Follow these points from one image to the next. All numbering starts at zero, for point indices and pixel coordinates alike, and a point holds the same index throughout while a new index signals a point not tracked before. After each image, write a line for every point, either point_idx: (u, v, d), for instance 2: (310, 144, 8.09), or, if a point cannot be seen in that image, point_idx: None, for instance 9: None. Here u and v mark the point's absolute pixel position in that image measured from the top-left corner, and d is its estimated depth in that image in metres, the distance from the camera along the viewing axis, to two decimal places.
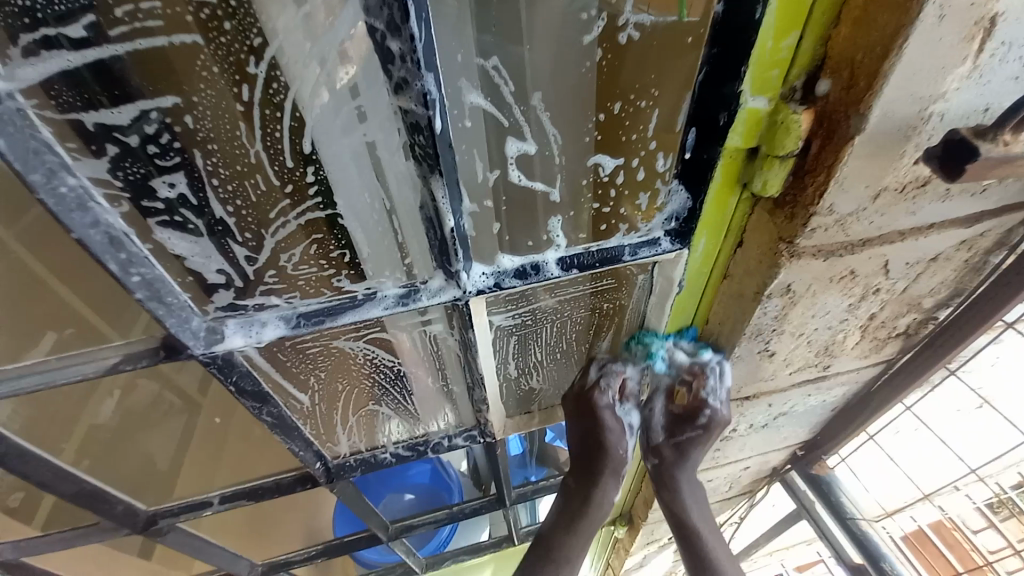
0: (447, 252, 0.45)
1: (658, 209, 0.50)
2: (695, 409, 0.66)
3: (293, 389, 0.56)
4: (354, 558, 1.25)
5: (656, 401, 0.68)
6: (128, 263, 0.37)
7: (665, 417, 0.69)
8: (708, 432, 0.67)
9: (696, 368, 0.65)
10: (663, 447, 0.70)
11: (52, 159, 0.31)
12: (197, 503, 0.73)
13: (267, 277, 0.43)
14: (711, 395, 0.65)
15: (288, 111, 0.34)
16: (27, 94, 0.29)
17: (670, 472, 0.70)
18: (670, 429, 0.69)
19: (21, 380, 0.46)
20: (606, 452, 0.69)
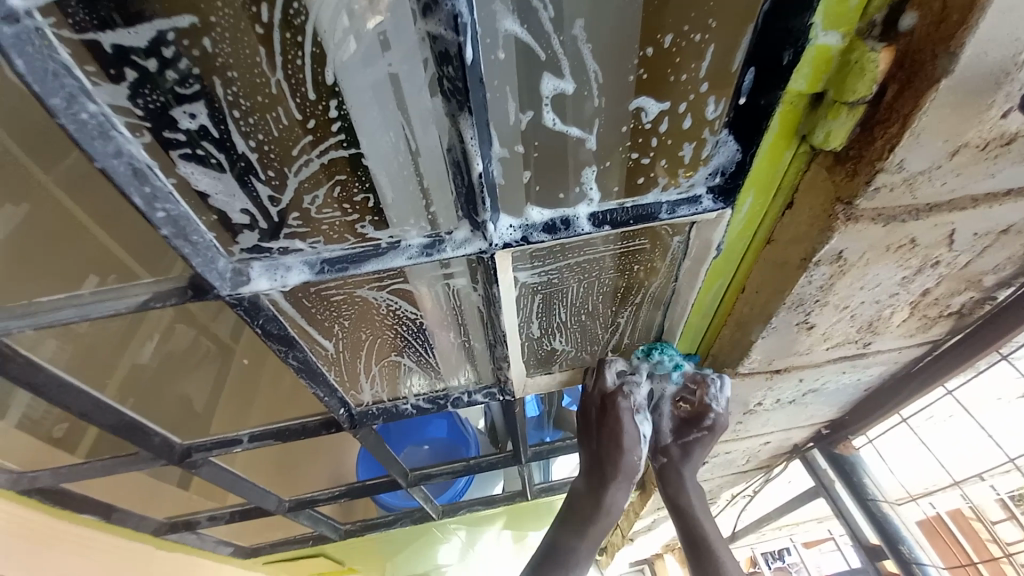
0: (473, 201, 0.42)
1: (703, 162, 0.46)
2: (700, 414, 0.74)
3: (318, 335, 0.57)
4: (376, 501, 1.32)
5: (663, 405, 0.77)
6: (154, 197, 0.36)
7: (671, 419, 0.77)
8: (712, 434, 0.75)
9: (700, 379, 0.72)
10: (670, 447, 0.79)
11: (72, 83, 0.29)
12: (228, 440, 0.75)
13: (291, 219, 0.42)
14: (713, 403, 0.72)
15: (309, 36, 0.32)
16: (45, 13, 0.26)
17: (675, 472, 0.78)
18: (676, 432, 0.78)
19: (57, 313, 0.47)
20: (619, 458, 0.75)
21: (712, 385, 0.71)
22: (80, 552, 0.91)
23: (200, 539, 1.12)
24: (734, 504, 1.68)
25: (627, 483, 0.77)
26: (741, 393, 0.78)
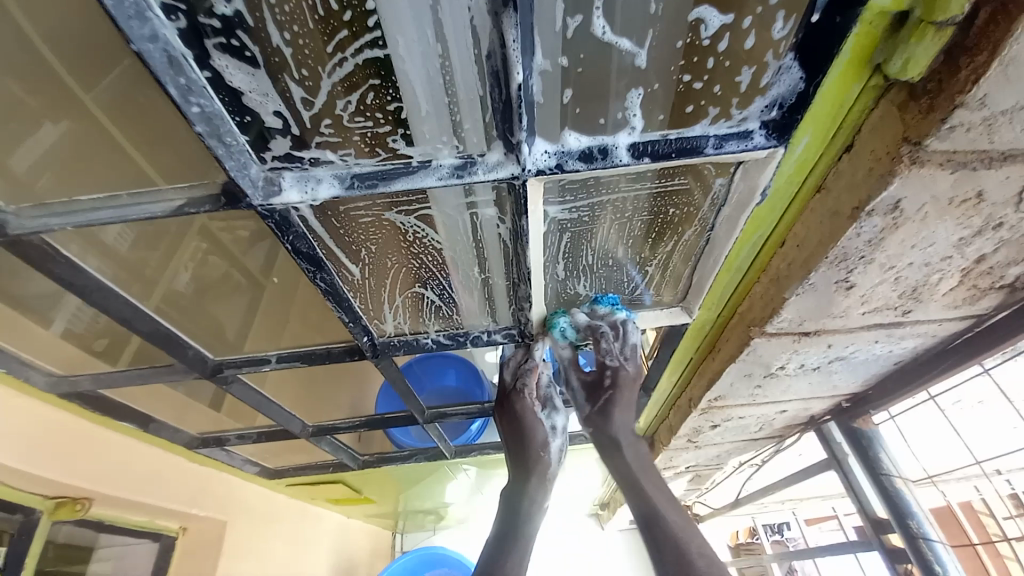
0: (510, 118, 0.40)
1: (761, 92, 0.43)
2: (601, 374, 0.76)
3: (344, 258, 0.58)
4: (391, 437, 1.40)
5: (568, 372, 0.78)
6: (188, 91, 0.36)
7: (582, 386, 0.78)
8: (619, 390, 0.75)
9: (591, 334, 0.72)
10: (591, 413, 0.77)
11: None
12: (257, 359, 0.78)
13: (324, 126, 0.42)
14: (609, 353, 0.73)
15: None
16: None
17: (605, 431, 0.76)
18: (589, 396, 0.77)
19: (96, 212, 0.47)
20: (530, 444, 0.79)
21: (607, 334, 0.72)
22: (121, 456, 0.98)
23: (229, 456, 1.20)
24: (740, 473, 1.70)
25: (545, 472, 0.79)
26: (766, 354, 0.76)
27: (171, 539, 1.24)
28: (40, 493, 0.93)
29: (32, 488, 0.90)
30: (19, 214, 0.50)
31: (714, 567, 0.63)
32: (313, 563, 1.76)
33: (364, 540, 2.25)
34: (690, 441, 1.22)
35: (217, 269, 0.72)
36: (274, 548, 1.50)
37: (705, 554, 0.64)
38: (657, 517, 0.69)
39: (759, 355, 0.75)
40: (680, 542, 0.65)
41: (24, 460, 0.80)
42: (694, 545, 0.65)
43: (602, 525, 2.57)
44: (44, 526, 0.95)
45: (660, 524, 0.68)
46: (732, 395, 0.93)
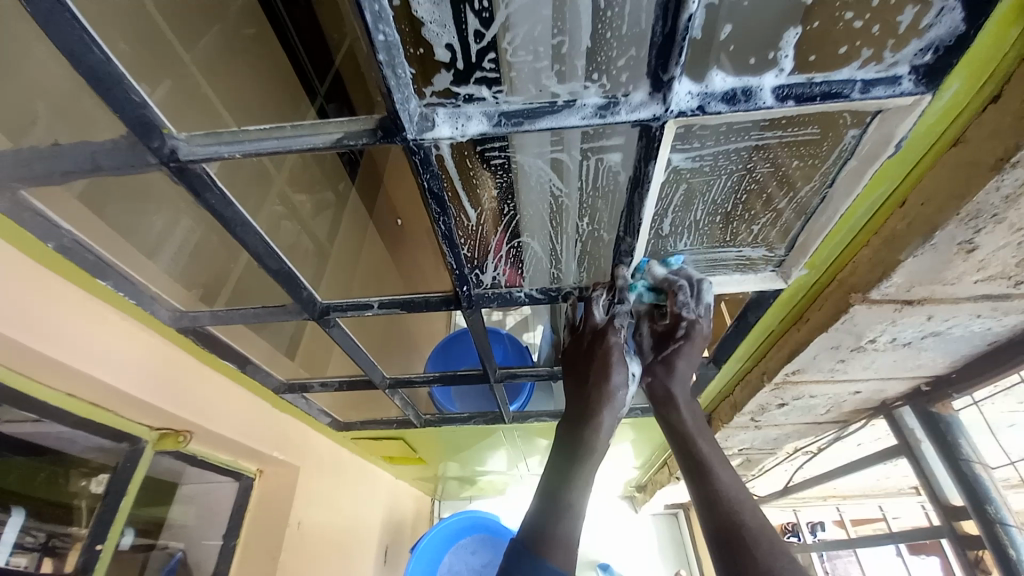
0: (668, 54, 0.42)
1: (918, 34, 0.43)
2: (674, 325, 0.76)
3: (467, 201, 0.62)
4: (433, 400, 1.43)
5: (642, 322, 0.82)
6: (379, 18, 0.38)
7: (651, 338, 0.81)
8: (690, 342, 0.75)
9: (669, 288, 0.75)
10: (655, 363, 0.78)
11: None
12: (361, 304, 0.84)
13: (486, 61, 0.44)
14: (686, 309, 0.74)
15: None
16: None
17: (662, 386, 0.77)
18: (656, 349, 0.80)
19: (261, 142, 0.52)
20: (609, 385, 0.76)
21: (685, 288, 0.74)
22: (221, 395, 1.06)
23: (306, 404, 1.28)
24: (792, 460, 1.67)
25: (614, 408, 0.76)
26: (862, 323, 0.75)
27: (250, 480, 1.32)
28: (147, 424, 1.00)
29: (141, 419, 0.97)
30: (188, 140, 0.54)
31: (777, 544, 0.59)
32: (365, 519, 1.84)
33: (409, 504, 2.34)
34: (753, 420, 1.22)
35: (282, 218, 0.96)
36: (336, 497, 1.59)
37: (760, 522, 0.62)
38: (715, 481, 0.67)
39: (855, 323, 0.74)
40: (733, 506, 0.64)
41: (143, 390, 0.87)
42: (747, 513, 0.63)
43: (637, 508, 2.59)
44: (148, 455, 1.02)
45: (715, 493, 0.66)
46: (811, 369, 0.92)
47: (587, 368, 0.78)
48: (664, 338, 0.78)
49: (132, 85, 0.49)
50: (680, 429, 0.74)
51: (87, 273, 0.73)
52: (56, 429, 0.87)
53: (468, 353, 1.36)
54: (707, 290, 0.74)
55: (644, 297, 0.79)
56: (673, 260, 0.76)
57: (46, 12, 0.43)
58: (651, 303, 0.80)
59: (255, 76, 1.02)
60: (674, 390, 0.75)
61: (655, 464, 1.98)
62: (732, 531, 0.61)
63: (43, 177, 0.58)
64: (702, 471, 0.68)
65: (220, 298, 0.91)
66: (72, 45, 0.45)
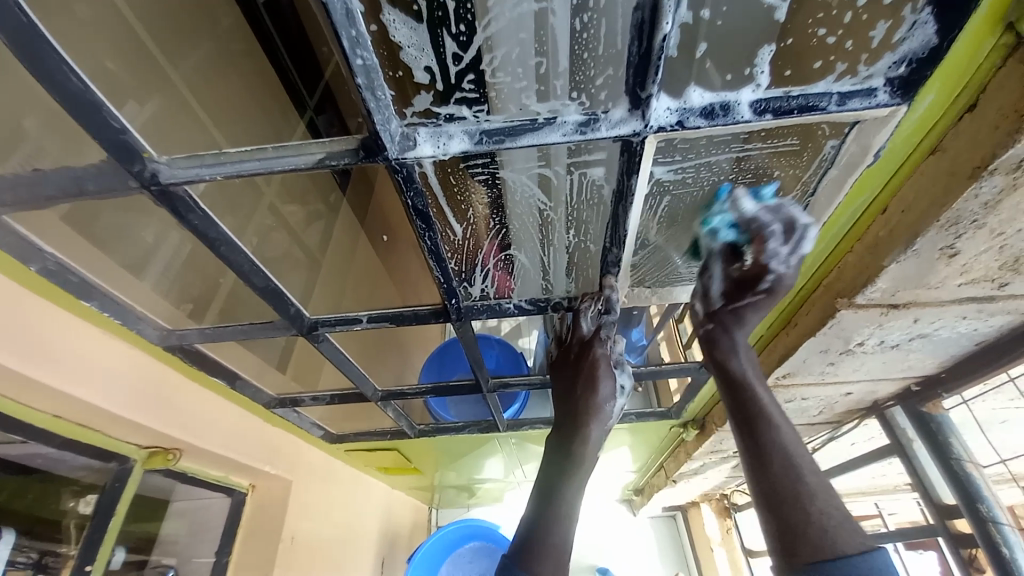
0: (645, 71, 0.42)
1: (892, 47, 0.43)
2: (758, 275, 0.65)
3: (452, 217, 0.62)
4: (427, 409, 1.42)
5: (712, 266, 0.68)
6: (355, 43, 0.38)
7: (724, 283, 0.68)
8: (772, 296, 0.66)
9: (758, 232, 0.61)
10: (719, 312, 0.70)
11: None
12: (350, 319, 0.84)
13: (466, 82, 0.45)
14: (776, 258, 0.63)
15: None
16: None
17: (723, 335, 0.69)
18: (728, 295, 0.69)
19: (243, 164, 0.52)
20: (598, 397, 0.79)
21: (778, 234, 0.61)
22: (212, 410, 1.06)
23: (299, 417, 1.27)
24: None
25: (604, 420, 0.79)
26: (848, 328, 0.75)
27: (243, 494, 1.31)
28: (135, 442, 0.98)
29: (130, 438, 0.96)
30: (170, 163, 0.53)
31: (841, 512, 0.53)
32: (361, 531, 1.83)
33: (406, 513, 2.33)
34: None
35: (273, 234, 0.95)
36: (331, 510, 1.57)
37: (820, 483, 0.56)
38: (772, 437, 0.59)
39: (842, 328, 0.75)
40: (793, 467, 0.57)
41: (130, 409, 0.86)
42: (808, 470, 0.56)
43: (635, 512, 2.59)
44: (138, 473, 1.01)
45: (775, 444, 0.58)
46: (802, 373, 0.92)
47: (576, 379, 0.81)
48: (738, 287, 0.68)
49: (110, 110, 0.48)
50: (737, 377, 0.66)
51: (71, 293, 0.72)
52: (44, 450, 0.86)
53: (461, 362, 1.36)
54: (806, 236, 0.62)
55: (723, 238, 0.65)
56: (765, 194, 0.61)
57: (23, 39, 0.43)
58: (728, 244, 0.65)
59: (243, 88, 1.02)
60: (738, 338, 0.68)
61: (651, 468, 1.98)
62: (791, 508, 0.54)
63: (23, 198, 0.58)
64: (761, 423, 0.60)
65: (209, 314, 0.90)
66: (51, 71, 0.45)
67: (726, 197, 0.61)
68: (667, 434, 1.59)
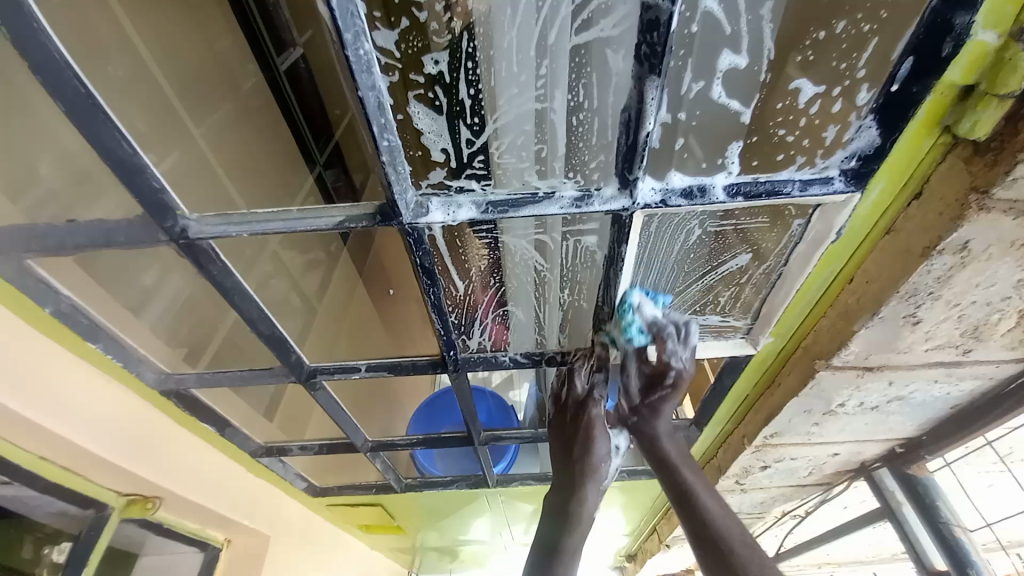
0: (631, 159, 0.48)
1: (842, 145, 0.50)
2: (662, 372, 0.72)
3: (455, 275, 0.67)
4: (415, 462, 1.39)
5: (630, 367, 0.73)
6: (384, 129, 0.44)
7: (639, 381, 0.74)
8: (677, 390, 0.72)
9: (658, 334, 0.69)
10: (640, 408, 0.76)
11: (359, 23, 0.37)
12: (349, 367, 0.86)
13: (477, 161, 0.51)
14: (675, 357, 0.70)
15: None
16: None
17: (648, 427, 0.75)
18: (643, 394, 0.75)
19: (267, 223, 0.57)
20: (593, 456, 0.80)
21: (672, 335, 0.70)
22: (199, 457, 1.04)
23: (284, 467, 1.24)
24: (782, 525, 1.64)
25: (599, 479, 0.80)
26: (828, 388, 0.79)
27: (218, 550, 1.25)
28: (116, 489, 0.95)
29: (112, 485, 0.93)
30: (200, 220, 0.58)
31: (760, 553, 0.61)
32: None
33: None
34: (737, 483, 1.21)
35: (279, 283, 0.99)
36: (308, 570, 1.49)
37: (746, 538, 0.62)
38: (700, 509, 0.66)
39: (821, 388, 0.79)
40: (726, 540, 0.62)
41: (117, 452, 0.85)
42: (736, 533, 0.62)
43: None
44: (114, 521, 0.97)
45: (708, 519, 0.65)
46: (788, 432, 0.95)
47: (571, 438, 0.82)
48: (651, 385, 0.73)
49: (152, 172, 0.54)
50: (666, 462, 0.73)
51: (79, 335, 0.74)
52: (25, 494, 0.84)
53: (452, 414, 1.35)
54: (692, 334, 0.71)
55: (634, 341, 0.70)
56: (659, 301, 0.71)
57: (83, 111, 0.48)
58: (637, 347, 0.70)
59: (259, 145, 1.09)
60: (659, 431, 0.74)
61: (644, 530, 1.91)
62: (722, 547, 0.61)
63: (52, 246, 0.61)
64: (688, 494, 0.68)
65: (203, 359, 0.90)
66: (106, 138, 0.50)
67: (631, 306, 0.69)
68: (660, 494, 1.56)
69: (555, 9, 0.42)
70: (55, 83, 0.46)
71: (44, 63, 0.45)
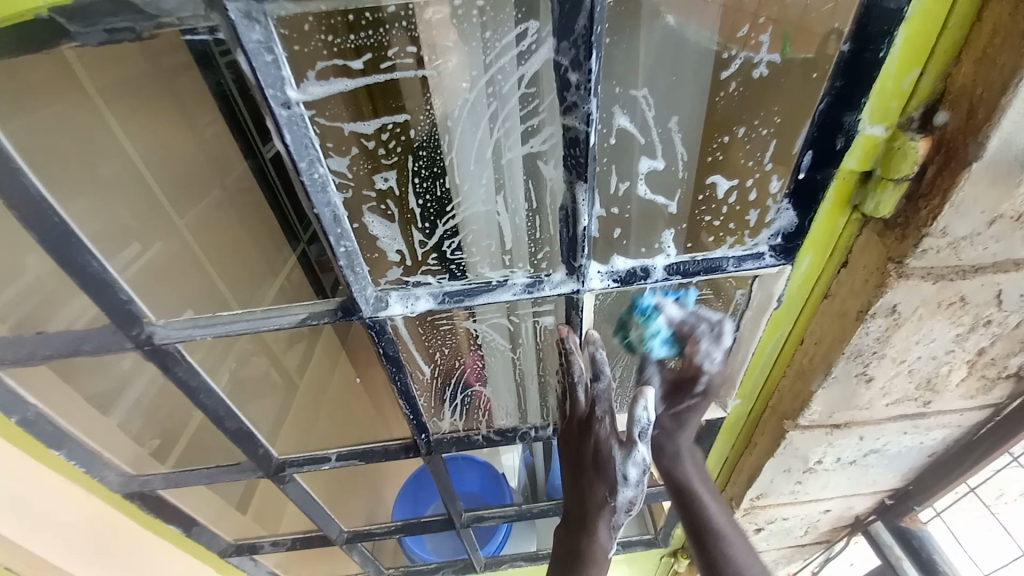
0: (575, 249, 0.52)
1: (766, 225, 0.55)
2: (691, 378, 0.60)
3: (421, 360, 0.68)
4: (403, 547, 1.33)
5: (650, 370, 0.61)
6: (340, 237, 0.47)
7: (662, 387, 0.61)
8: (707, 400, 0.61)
9: (689, 334, 0.58)
10: (662, 416, 0.63)
11: (313, 152, 0.41)
12: (317, 457, 0.84)
13: (430, 258, 0.55)
14: (709, 359, 0.58)
15: (483, 126, 0.49)
16: (309, 105, 0.40)
17: (669, 442, 0.63)
18: (669, 401, 0.62)
19: (234, 323, 0.58)
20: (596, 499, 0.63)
21: (705, 334, 0.58)
22: (164, 566, 0.96)
23: (255, 566, 1.15)
24: None
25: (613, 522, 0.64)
26: (802, 447, 0.80)
27: None
28: None
29: None
30: (166, 324, 0.59)
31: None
32: None
33: None
34: None
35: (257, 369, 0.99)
36: None
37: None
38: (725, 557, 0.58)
39: (795, 448, 0.79)
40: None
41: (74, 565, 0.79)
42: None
43: None
44: None
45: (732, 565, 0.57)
46: (773, 493, 0.93)
47: (584, 481, 0.64)
48: (676, 391, 0.61)
49: (120, 286, 0.56)
50: (683, 485, 0.63)
51: (41, 442, 0.72)
52: None
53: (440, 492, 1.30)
54: (727, 332, 0.58)
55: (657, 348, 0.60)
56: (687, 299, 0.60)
57: (56, 237, 0.51)
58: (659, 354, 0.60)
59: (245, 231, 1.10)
60: (683, 448, 0.63)
61: None
62: None
63: (21, 355, 0.62)
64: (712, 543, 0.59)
65: (172, 456, 0.86)
66: (72, 257, 0.53)
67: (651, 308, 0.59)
68: (661, 565, 1.48)
69: (497, 134, 0.49)
70: (30, 212, 0.50)
71: (16, 190, 0.48)
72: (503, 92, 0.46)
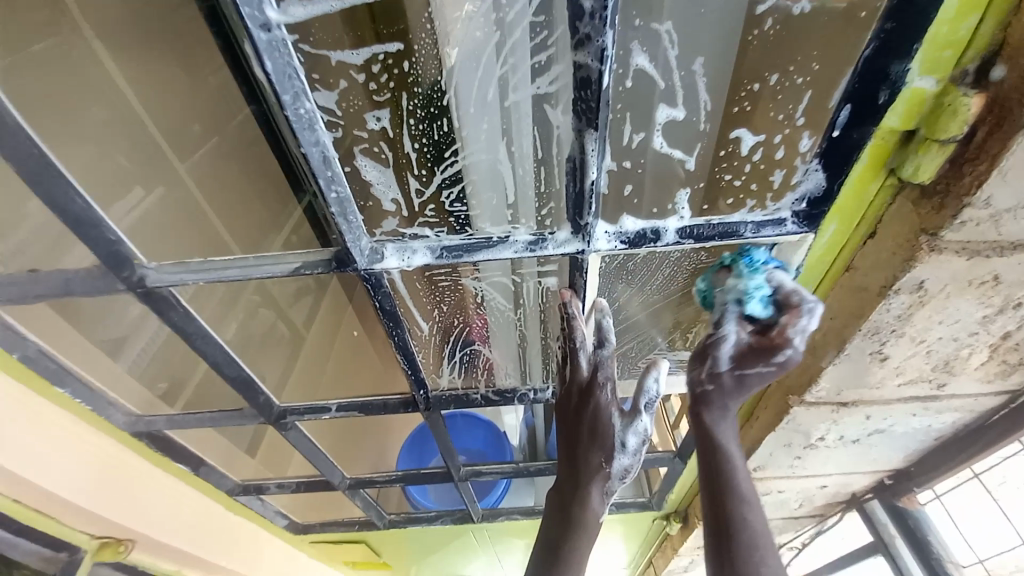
0: (581, 205, 0.49)
1: (791, 188, 0.51)
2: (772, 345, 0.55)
3: (419, 316, 0.67)
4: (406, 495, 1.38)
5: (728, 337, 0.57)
6: (330, 181, 0.45)
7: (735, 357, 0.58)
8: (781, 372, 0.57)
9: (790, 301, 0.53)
10: None
11: (299, 84, 0.38)
12: (319, 407, 0.87)
13: (428, 210, 0.52)
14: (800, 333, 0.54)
15: (482, 61, 0.44)
16: (292, 28, 0.35)
17: None
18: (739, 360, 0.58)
19: (226, 270, 0.57)
20: (596, 466, 0.63)
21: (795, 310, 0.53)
22: (174, 501, 1.00)
23: (262, 505, 1.20)
24: None
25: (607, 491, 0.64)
26: (804, 423, 0.78)
27: None
28: (90, 531, 0.91)
29: (83, 527, 0.90)
30: (157, 269, 0.59)
31: None
32: None
33: None
34: None
35: None
36: None
37: None
38: None
39: (798, 423, 0.78)
40: None
41: (85, 497, 0.83)
42: None
43: None
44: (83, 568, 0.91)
45: None
46: (771, 466, 0.93)
47: (580, 450, 0.64)
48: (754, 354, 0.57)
49: (108, 226, 0.56)
50: None
51: (47, 379, 0.74)
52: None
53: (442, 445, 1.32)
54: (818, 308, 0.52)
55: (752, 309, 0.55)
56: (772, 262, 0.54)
57: (38, 172, 0.50)
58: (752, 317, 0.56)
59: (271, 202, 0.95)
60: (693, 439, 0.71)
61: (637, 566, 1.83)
62: None
63: (19, 293, 0.62)
64: None
65: (179, 401, 0.87)
66: (58, 195, 0.52)
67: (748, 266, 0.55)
68: (653, 527, 1.52)
69: (502, 70, 0.44)
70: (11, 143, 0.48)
71: None
72: (513, 20, 0.41)
